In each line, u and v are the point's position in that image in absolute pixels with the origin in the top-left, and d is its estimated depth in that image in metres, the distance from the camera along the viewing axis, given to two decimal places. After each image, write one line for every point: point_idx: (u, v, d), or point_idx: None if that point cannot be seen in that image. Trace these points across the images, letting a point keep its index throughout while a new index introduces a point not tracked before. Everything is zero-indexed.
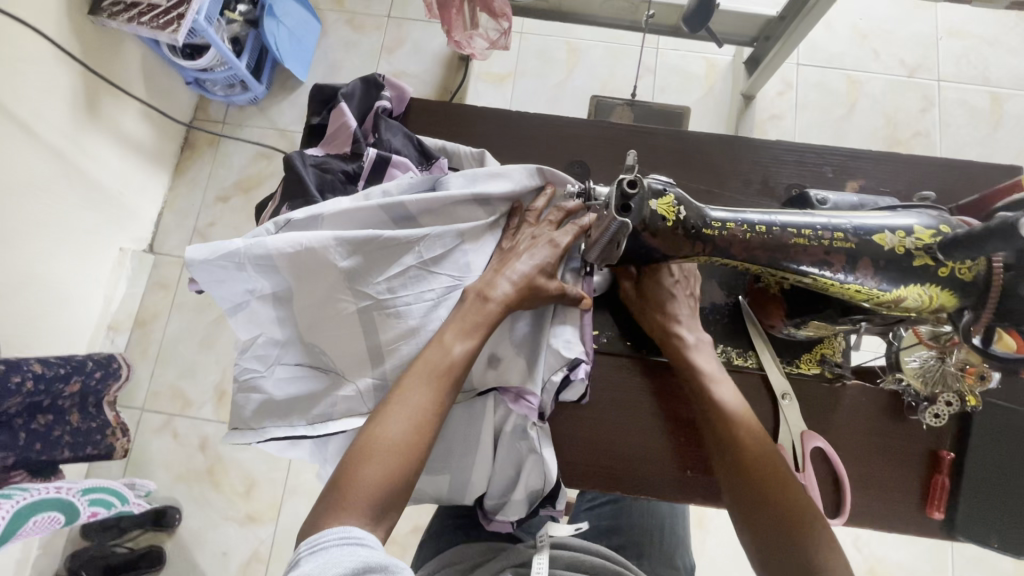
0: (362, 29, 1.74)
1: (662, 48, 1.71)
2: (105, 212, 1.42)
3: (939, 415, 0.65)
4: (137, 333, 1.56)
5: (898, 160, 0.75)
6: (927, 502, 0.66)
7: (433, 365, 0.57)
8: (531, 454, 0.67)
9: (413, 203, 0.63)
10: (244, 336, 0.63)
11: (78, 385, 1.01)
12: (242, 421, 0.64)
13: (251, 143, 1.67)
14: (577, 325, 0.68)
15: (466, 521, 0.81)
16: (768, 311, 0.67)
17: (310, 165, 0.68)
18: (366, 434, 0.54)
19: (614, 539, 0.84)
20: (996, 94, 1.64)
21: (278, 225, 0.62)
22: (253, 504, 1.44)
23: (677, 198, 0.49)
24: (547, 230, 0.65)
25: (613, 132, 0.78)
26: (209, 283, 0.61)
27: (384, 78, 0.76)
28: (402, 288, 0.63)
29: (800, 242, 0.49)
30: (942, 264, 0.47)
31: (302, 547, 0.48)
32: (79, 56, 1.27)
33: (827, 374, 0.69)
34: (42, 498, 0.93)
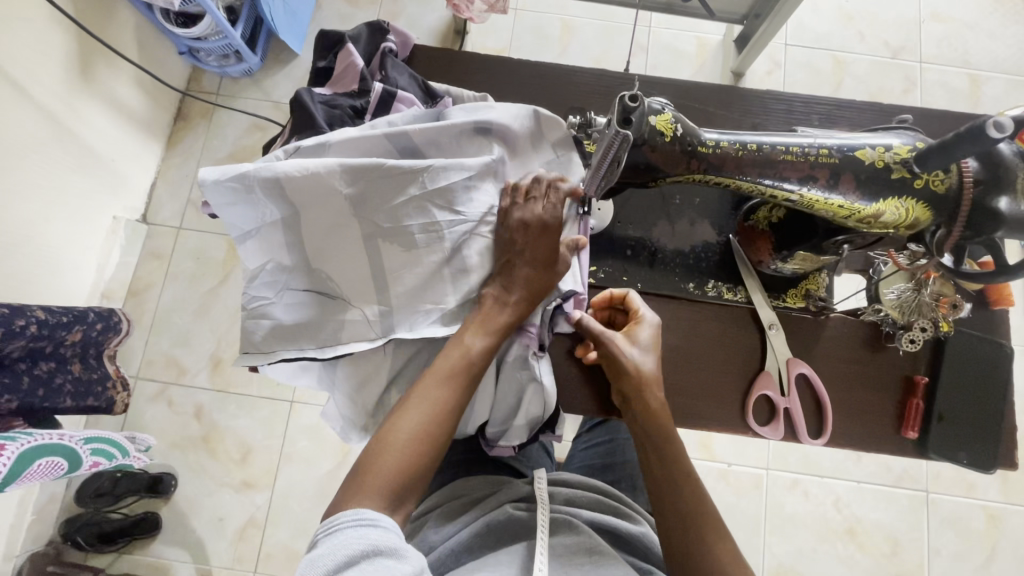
0: (358, 3, 1.75)
1: (654, 26, 1.74)
2: (98, 178, 1.42)
3: (914, 341, 0.70)
4: (131, 302, 1.56)
5: (878, 112, 0.79)
6: (903, 423, 0.70)
7: (453, 363, 0.60)
8: (532, 383, 0.68)
9: (418, 132, 0.65)
10: (253, 263, 0.64)
11: (80, 334, 1.02)
12: (253, 347, 0.64)
13: (246, 113, 1.68)
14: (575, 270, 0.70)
15: (467, 461, 0.84)
16: (756, 246, 0.71)
17: (318, 102, 0.69)
18: (385, 427, 0.58)
19: (608, 477, 0.87)
20: (975, 76, 1.69)
21: (288, 152, 0.64)
22: (249, 470, 1.46)
23: (674, 116, 0.52)
24: (540, 211, 0.64)
25: (610, 82, 0.80)
26: (222, 206, 0.62)
27: (390, 24, 0.78)
28: (406, 218, 0.63)
29: (788, 158, 0.53)
30: (918, 176, 0.51)
31: (320, 530, 0.52)
32: (73, 16, 1.27)
33: (811, 308, 0.73)
34: (46, 443, 0.94)
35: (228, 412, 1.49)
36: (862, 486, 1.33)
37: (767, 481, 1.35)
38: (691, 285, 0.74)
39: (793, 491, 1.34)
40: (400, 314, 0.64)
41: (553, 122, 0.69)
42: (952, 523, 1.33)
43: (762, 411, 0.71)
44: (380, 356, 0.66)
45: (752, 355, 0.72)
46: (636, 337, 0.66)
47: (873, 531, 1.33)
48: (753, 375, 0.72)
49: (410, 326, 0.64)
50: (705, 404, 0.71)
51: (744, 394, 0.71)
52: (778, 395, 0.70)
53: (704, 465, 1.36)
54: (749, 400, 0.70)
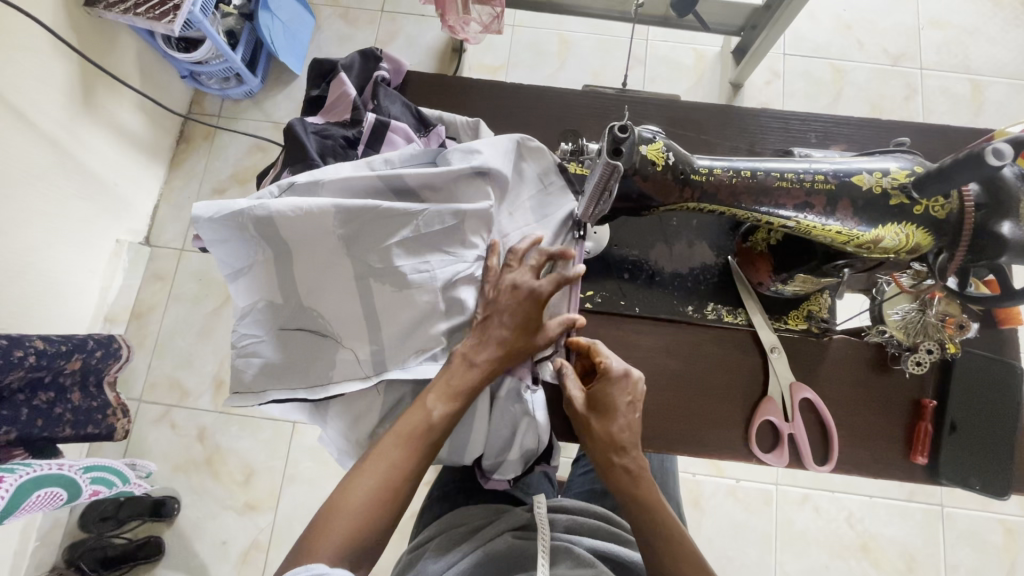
0: (356, 23, 1.76)
1: (651, 39, 1.74)
2: (101, 203, 1.43)
3: (921, 363, 0.68)
4: (134, 324, 1.56)
5: (878, 127, 0.78)
6: (911, 448, 0.68)
7: (413, 426, 0.60)
8: (526, 418, 0.67)
9: (412, 174, 0.63)
10: (243, 301, 0.63)
11: (79, 363, 1.02)
12: (243, 385, 0.64)
13: (247, 135, 1.69)
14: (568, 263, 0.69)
15: (467, 488, 0.82)
16: (755, 267, 0.69)
17: (310, 132, 0.69)
18: (339, 490, 0.57)
19: (611, 500, 0.86)
20: (977, 81, 1.68)
21: (281, 188, 0.62)
22: (252, 492, 1.45)
23: (666, 145, 0.52)
24: (527, 278, 0.63)
25: (604, 103, 0.80)
26: (212, 242, 0.61)
27: (383, 52, 0.78)
28: (397, 259, 0.62)
29: (783, 185, 0.53)
30: (917, 202, 0.51)
31: None
32: (75, 44, 1.28)
33: (813, 329, 0.72)
34: (45, 474, 0.93)
35: (230, 434, 1.48)
36: (874, 501, 1.30)
37: (777, 497, 1.32)
38: (691, 308, 0.73)
39: (804, 507, 1.31)
40: (391, 352, 0.63)
41: (539, 152, 0.70)
42: (969, 538, 1.29)
43: (766, 437, 0.70)
44: (371, 393, 0.65)
45: (753, 379, 0.71)
46: (602, 397, 0.64)
47: (887, 548, 1.30)
48: (756, 400, 0.70)
49: (402, 366, 0.63)
50: (708, 431, 0.70)
51: (746, 421, 0.70)
52: (781, 421, 0.69)
53: (712, 481, 1.33)
54: (753, 427, 0.69)
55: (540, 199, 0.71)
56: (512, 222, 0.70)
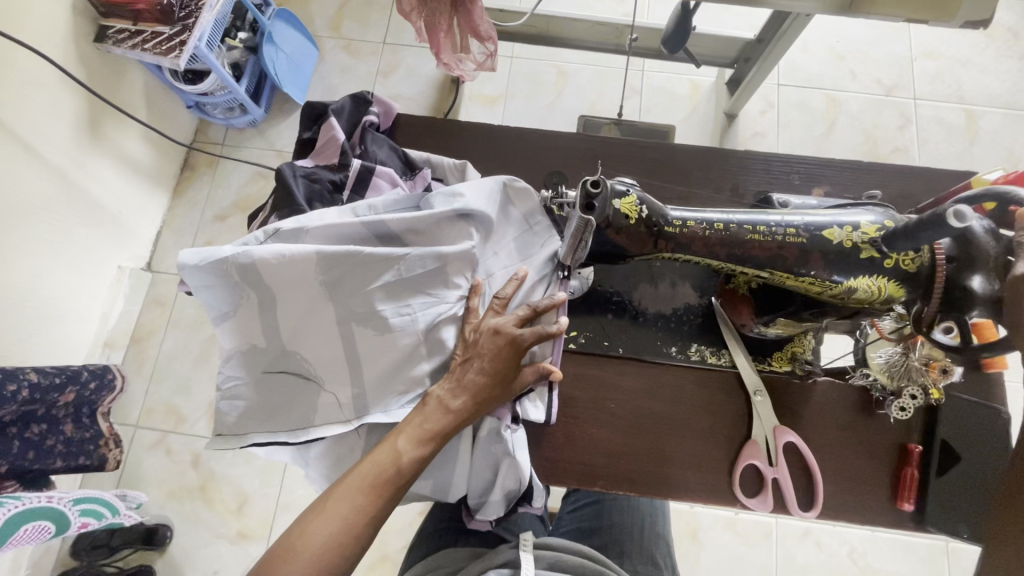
0: (358, 55, 1.81)
1: (647, 70, 1.77)
2: (103, 230, 1.45)
3: (905, 409, 0.67)
4: (133, 349, 1.57)
5: (860, 168, 0.79)
6: (897, 494, 0.67)
7: (381, 471, 0.58)
8: (506, 458, 0.66)
9: (396, 220, 0.64)
10: (227, 344, 0.64)
11: (73, 395, 1.02)
12: (226, 428, 0.64)
13: (249, 163, 1.72)
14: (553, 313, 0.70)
15: (454, 526, 0.82)
16: (738, 309, 0.70)
17: (299, 176, 0.71)
18: (296, 531, 0.56)
19: (601, 538, 0.85)
20: (971, 111, 1.70)
21: (267, 234, 0.63)
22: (245, 521, 1.44)
23: (639, 198, 0.53)
24: (509, 325, 0.64)
25: (590, 145, 0.82)
26: (198, 287, 0.62)
27: (373, 95, 0.80)
28: (379, 303, 0.63)
29: (755, 238, 0.53)
30: (887, 255, 0.52)
31: None
32: (83, 79, 1.32)
33: (798, 371, 0.71)
34: (35, 507, 0.94)
35: (225, 462, 1.47)
36: (876, 536, 1.28)
37: (777, 531, 1.30)
38: (674, 348, 0.73)
39: (804, 541, 1.29)
40: (373, 395, 0.64)
41: (525, 194, 0.71)
42: None
43: (750, 481, 0.69)
44: (354, 436, 0.66)
45: (738, 422, 0.71)
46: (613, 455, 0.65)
47: None
48: (740, 444, 0.70)
49: (384, 409, 0.64)
50: (690, 474, 0.69)
51: (730, 465, 0.69)
52: (766, 466, 0.68)
53: (710, 514, 1.31)
54: (736, 470, 0.68)
55: (524, 240, 0.72)
56: (497, 261, 0.71)
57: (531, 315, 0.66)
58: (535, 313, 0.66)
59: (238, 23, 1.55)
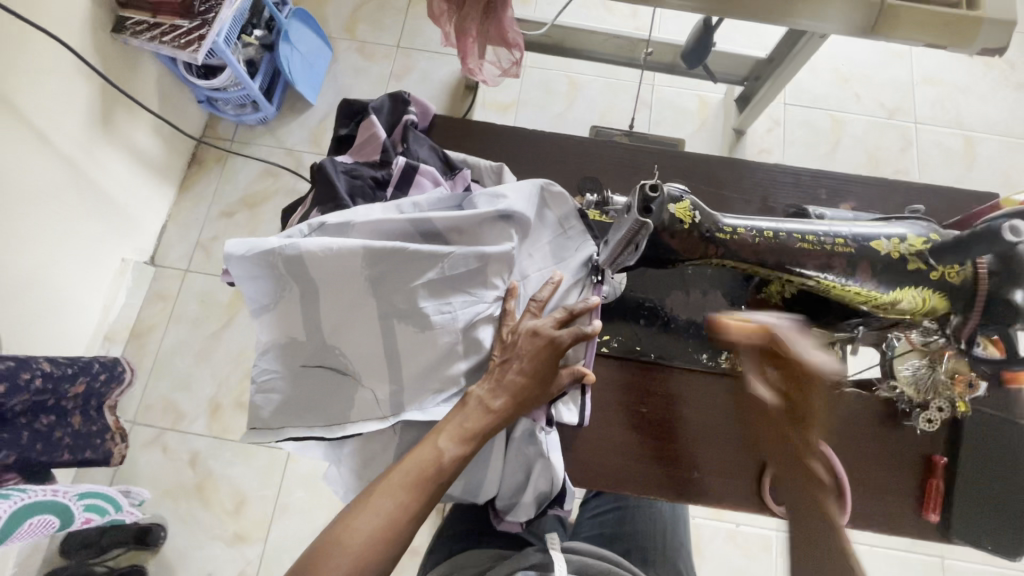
0: (373, 57, 1.82)
1: (657, 84, 1.80)
2: (110, 221, 1.43)
3: (932, 422, 0.69)
4: (133, 344, 1.54)
5: (884, 185, 0.81)
6: (923, 504, 0.68)
7: (423, 470, 0.59)
8: (539, 459, 0.66)
9: (440, 218, 0.65)
10: (265, 336, 0.64)
11: (82, 386, 1.00)
12: (260, 422, 0.63)
13: (259, 160, 1.71)
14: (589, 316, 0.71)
15: (473, 529, 0.81)
16: (770, 319, 0.72)
17: (341, 171, 0.71)
18: (339, 528, 0.56)
19: (619, 546, 0.85)
20: (969, 137, 1.75)
21: (311, 227, 0.63)
22: (242, 522, 1.41)
23: (693, 204, 0.54)
24: (548, 326, 0.65)
25: (622, 152, 0.83)
26: (240, 278, 0.62)
27: (411, 95, 0.81)
28: (420, 300, 0.63)
29: (804, 246, 0.55)
30: (933, 268, 0.53)
31: None
32: (99, 68, 1.31)
33: (825, 381, 0.72)
34: (39, 500, 0.91)
35: (224, 461, 1.45)
36: (875, 550, 1.29)
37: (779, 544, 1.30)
38: (705, 356, 0.74)
39: None
40: (410, 392, 0.64)
41: (561, 198, 0.72)
42: None
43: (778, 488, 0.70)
44: (388, 433, 0.65)
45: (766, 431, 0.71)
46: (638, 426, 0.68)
47: None
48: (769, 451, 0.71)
49: (419, 407, 0.64)
50: (719, 480, 0.70)
51: (759, 471, 0.70)
52: None
53: (713, 525, 1.32)
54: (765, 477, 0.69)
55: (560, 243, 0.73)
56: (532, 263, 0.71)
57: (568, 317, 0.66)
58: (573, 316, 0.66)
59: (255, 19, 1.55)
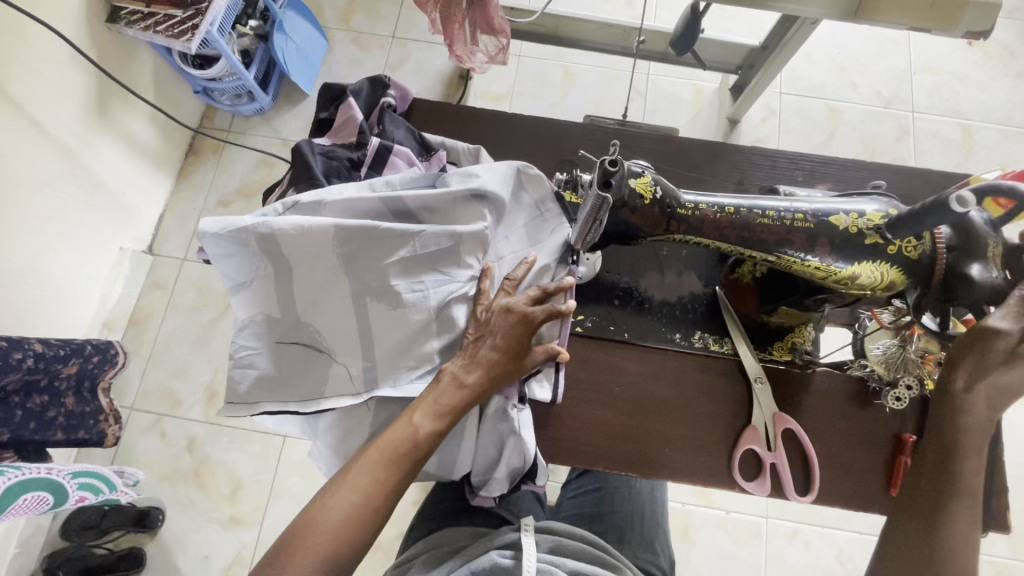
0: (368, 47, 1.82)
1: (653, 74, 1.80)
2: (107, 211, 1.45)
3: (900, 399, 0.69)
4: (131, 331, 1.57)
5: (863, 168, 0.81)
6: (889, 481, 0.69)
7: (398, 446, 0.60)
8: (512, 436, 0.68)
9: (413, 198, 0.66)
10: (243, 313, 0.65)
11: (76, 367, 1.02)
12: (237, 397, 0.65)
13: (255, 150, 1.73)
14: (562, 297, 0.72)
15: (455, 509, 0.83)
16: (742, 298, 0.73)
17: (317, 153, 0.72)
18: (319, 503, 0.58)
19: (597, 526, 0.87)
20: (967, 125, 1.73)
21: (286, 206, 0.64)
22: (238, 506, 1.43)
23: (654, 179, 0.56)
24: (521, 303, 0.65)
25: (602, 136, 0.83)
26: (217, 257, 0.63)
27: (390, 79, 0.82)
28: (393, 279, 0.65)
29: (764, 222, 0.56)
30: (890, 242, 0.54)
31: None
32: (94, 58, 1.33)
33: (798, 361, 0.74)
34: (34, 478, 0.93)
35: (220, 446, 1.47)
36: (862, 537, 1.30)
37: (765, 531, 1.31)
38: (678, 335, 0.75)
39: (793, 541, 1.30)
40: (383, 369, 0.65)
41: (537, 180, 0.72)
42: None
43: (749, 465, 0.71)
44: (362, 409, 0.67)
45: (739, 408, 0.72)
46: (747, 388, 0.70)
47: None
48: (740, 428, 0.71)
49: (393, 383, 0.65)
50: (690, 456, 0.71)
51: (729, 449, 0.71)
52: (765, 451, 0.70)
53: (701, 511, 1.33)
54: (735, 455, 0.70)
55: (535, 224, 0.73)
56: (507, 245, 0.72)
57: (542, 296, 0.67)
58: (547, 295, 0.67)
59: (250, 10, 1.55)
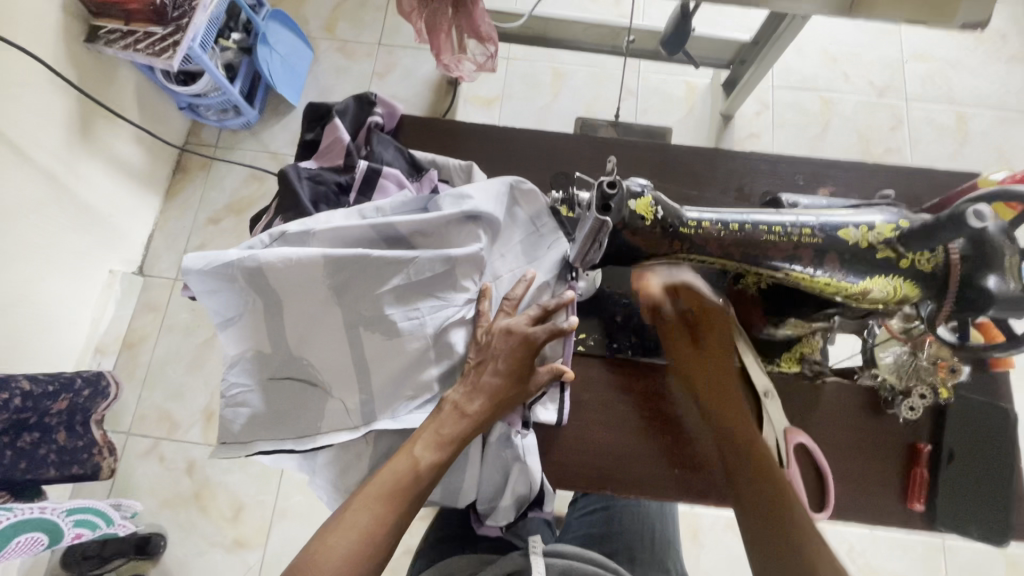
0: (354, 55, 1.79)
1: (643, 72, 1.77)
2: (94, 234, 1.42)
3: (914, 409, 0.68)
4: (124, 355, 1.54)
5: (865, 169, 0.79)
6: (908, 493, 0.68)
7: (400, 480, 0.58)
8: (516, 463, 0.66)
9: (404, 223, 0.64)
10: (233, 350, 0.63)
11: (66, 402, 1.00)
12: (231, 436, 0.63)
13: (243, 165, 1.70)
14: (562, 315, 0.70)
15: (462, 534, 0.81)
16: (747, 310, 0.70)
17: (304, 178, 0.70)
18: (315, 545, 0.54)
19: (607, 544, 0.85)
20: (961, 112, 1.72)
21: (273, 237, 0.62)
22: (241, 529, 1.41)
23: (654, 199, 0.54)
24: (521, 324, 0.63)
25: (597, 145, 0.81)
26: (202, 292, 0.61)
27: (377, 95, 0.79)
28: (387, 308, 0.62)
29: (771, 238, 0.54)
30: (903, 256, 0.53)
31: None
32: (74, 79, 1.29)
33: (807, 372, 0.71)
34: (28, 518, 0.91)
35: (220, 468, 1.45)
36: None
37: None
38: None
39: None
40: (381, 401, 0.63)
41: (531, 196, 0.71)
42: None
43: None
44: (360, 443, 0.65)
45: None
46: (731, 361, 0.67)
47: None
48: None
49: (391, 415, 0.63)
50: (699, 475, 0.69)
51: None
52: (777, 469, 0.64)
53: (711, 515, 1.31)
54: None
55: (532, 241, 0.71)
56: (504, 264, 0.70)
57: (543, 317, 0.65)
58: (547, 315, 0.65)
59: (232, 23, 1.52)
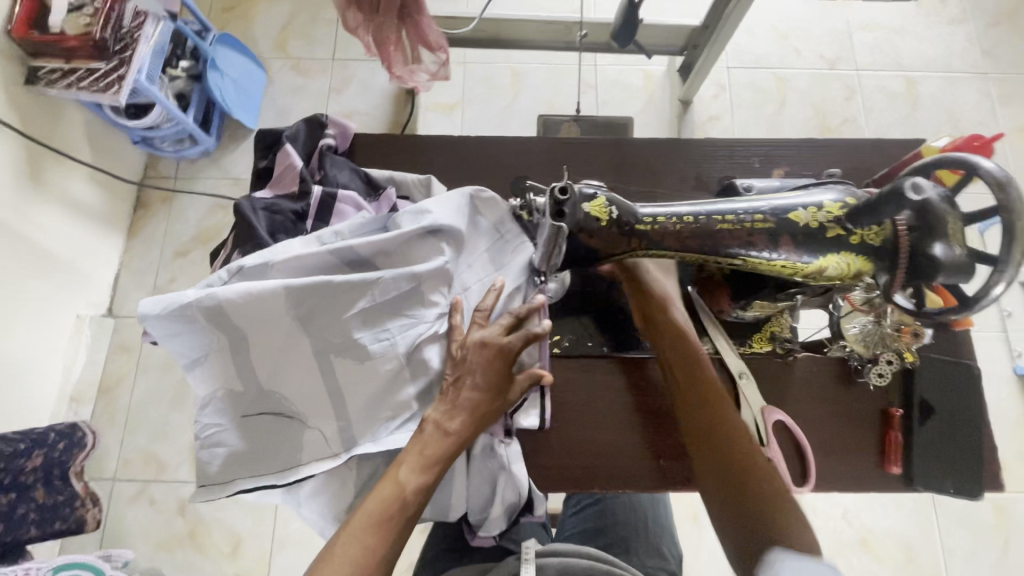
0: (308, 73, 1.77)
1: (600, 65, 1.78)
2: (56, 280, 1.38)
3: (883, 375, 0.70)
4: (101, 400, 1.50)
5: (816, 146, 0.81)
6: (885, 458, 0.69)
7: (386, 507, 0.57)
8: (503, 472, 0.66)
9: (365, 245, 0.63)
10: (203, 390, 0.61)
11: (40, 458, 0.98)
12: (210, 478, 0.61)
13: (205, 194, 1.66)
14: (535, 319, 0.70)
15: (459, 547, 0.81)
16: (714, 296, 0.71)
17: (259, 209, 0.69)
18: None
19: (603, 539, 0.85)
20: (910, 77, 1.76)
21: (232, 273, 0.61)
22: (240, 562, 1.39)
23: (608, 200, 0.55)
24: (495, 335, 0.63)
25: (553, 147, 0.81)
26: (164, 337, 0.59)
27: (328, 116, 0.79)
28: (356, 332, 0.62)
29: (724, 227, 0.56)
30: (852, 232, 0.55)
31: None
32: (18, 125, 1.25)
33: (778, 350, 0.72)
34: None
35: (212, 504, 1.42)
36: None
37: None
38: None
39: None
40: (360, 425, 0.63)
41: (492, 203, 0.71)
42: None
43: None
44: (343, 469, 0.64)
45: None
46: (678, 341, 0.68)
47: None
48: None
49: (372, 438, 0.63)
50: (683, 462, 0.70)
51: None
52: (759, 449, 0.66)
53: None
54: None
55: (497, 248, 0.71)
56: (472, 274, 0.70)
57: (516, 325, 0.64)
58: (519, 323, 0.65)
59: (179, 51, 1.49)
